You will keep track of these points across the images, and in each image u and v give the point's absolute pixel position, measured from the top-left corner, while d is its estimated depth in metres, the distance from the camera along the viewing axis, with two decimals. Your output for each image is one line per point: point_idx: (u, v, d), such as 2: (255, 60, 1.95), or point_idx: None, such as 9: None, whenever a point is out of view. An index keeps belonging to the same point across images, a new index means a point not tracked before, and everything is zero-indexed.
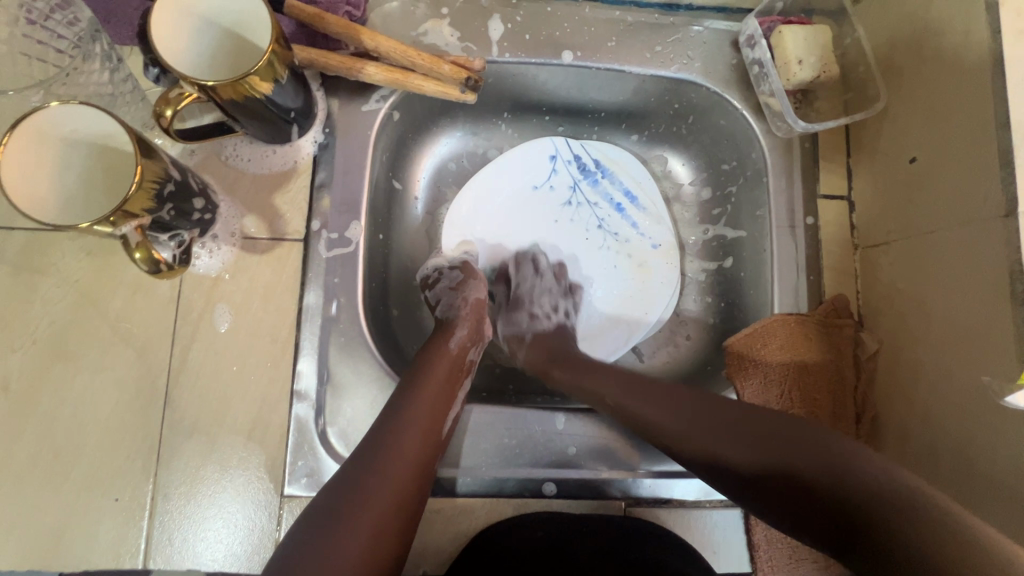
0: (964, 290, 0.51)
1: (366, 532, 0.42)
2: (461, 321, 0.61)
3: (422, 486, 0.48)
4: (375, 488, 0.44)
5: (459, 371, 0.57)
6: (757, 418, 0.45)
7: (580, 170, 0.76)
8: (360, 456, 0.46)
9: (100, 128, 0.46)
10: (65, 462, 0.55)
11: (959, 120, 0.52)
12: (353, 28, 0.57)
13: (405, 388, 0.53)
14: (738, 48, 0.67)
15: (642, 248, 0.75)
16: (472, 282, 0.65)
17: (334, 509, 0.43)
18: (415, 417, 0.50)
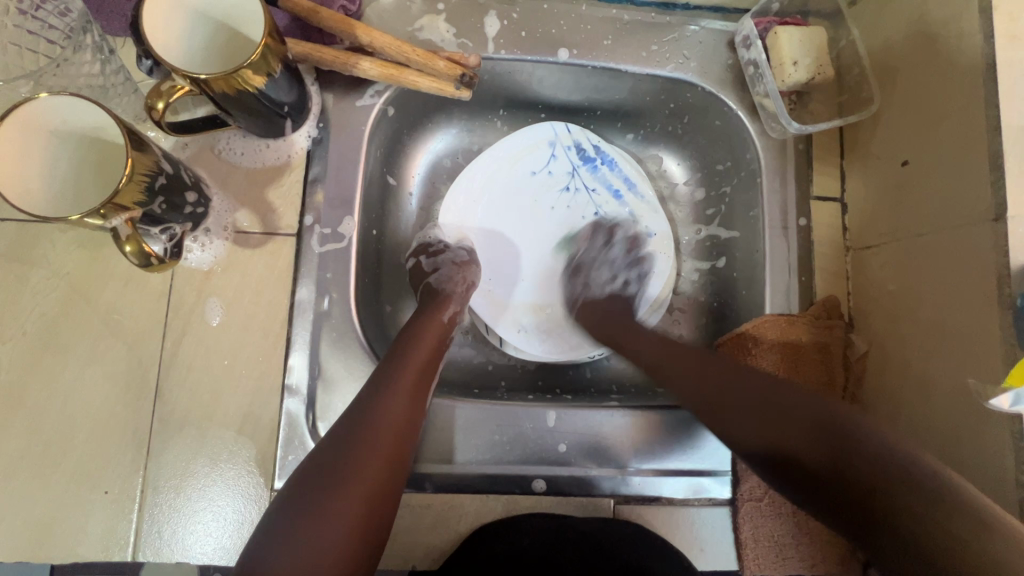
0: (952, 292, 0.51)
1: (360, 493, 0.43)
2: (455, 297, 0.63)
3: (412, 449, 0.48)
4: (366, 450, 0.45)
5: (445, 338, 0.58)
6: (787, 399, 0.45)
7: (580, 156, 0.75)
8: (346, 420, 0.47)
9: (92, 120, 0.46)
10: (55, 455, 0.54)
11: (951, 124, 0.53)
12: (348, 23, 0.57)
13: (391, 355, 0.53)
14: (734, 49, 0.67)
15: (637, 235, 0.74)
16: (473, 266, 0.68)
17: (324, 476, 0.43)
18: (402, 382, 0.50)
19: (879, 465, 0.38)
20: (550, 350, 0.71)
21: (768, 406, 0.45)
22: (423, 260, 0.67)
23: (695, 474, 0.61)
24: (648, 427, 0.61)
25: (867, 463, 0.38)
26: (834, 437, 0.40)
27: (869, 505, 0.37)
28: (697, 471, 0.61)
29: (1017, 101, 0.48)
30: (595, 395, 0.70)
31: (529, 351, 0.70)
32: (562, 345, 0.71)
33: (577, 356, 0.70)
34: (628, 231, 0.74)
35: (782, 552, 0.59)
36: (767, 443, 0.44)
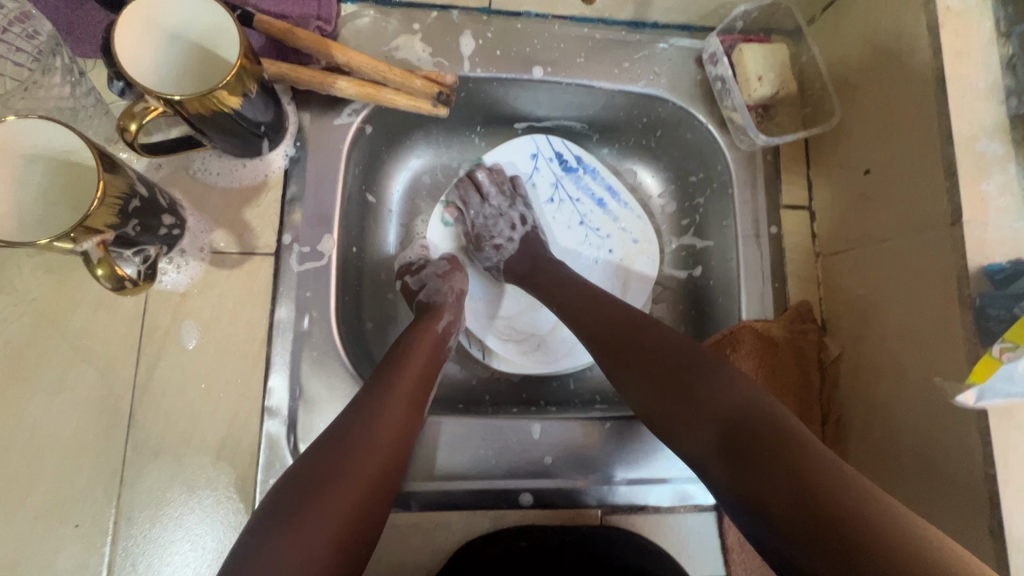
0: (916, 295, 0.54)
1: (351, 499, 0.42)
2: (448, 307, 0.63)
3: (407, 458, 0.49)
4: (358, 454, 0.45)
5: (441, 345, 0.59)
6: (725, 399, 0.44)
7: (563, 168, 0.78)
8: (341, 422, 0.47)
9: (60, 143, 0.45)
10: (20, 489, 0.52)
11: (905, 134, 0.56)
12: (324, 43, 0.57)
13: (391, 361, 0.54)
14: (702, 65, 0.69)
15: (620, 245, 0.77)
16: (456, 273, 0.68)
17: (314, 481, 0.42)
18: (400, 388, 0.51)
19: (807, 476, 0.37)
20: (542, 361, 0.71)
21: (687, 395, 0.46)
22: (409, 279, 0.67)
23: (680, 481, 0.61)
24: (629, 438, 0.62)
25: (781, 457, 0.39)
26: (753, 429, 0.41)
27: (778, 507, 0.37)
28: (681, 479, 0.61)
29: (965, 112, 0.51)
30: (580, 406, 0.70)
31: (521, 365, 0.70)
32: (553, 354, 0.72)
33: (568, 365, 0.71)
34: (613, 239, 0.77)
35: None
36: (703, 440, 0.44)
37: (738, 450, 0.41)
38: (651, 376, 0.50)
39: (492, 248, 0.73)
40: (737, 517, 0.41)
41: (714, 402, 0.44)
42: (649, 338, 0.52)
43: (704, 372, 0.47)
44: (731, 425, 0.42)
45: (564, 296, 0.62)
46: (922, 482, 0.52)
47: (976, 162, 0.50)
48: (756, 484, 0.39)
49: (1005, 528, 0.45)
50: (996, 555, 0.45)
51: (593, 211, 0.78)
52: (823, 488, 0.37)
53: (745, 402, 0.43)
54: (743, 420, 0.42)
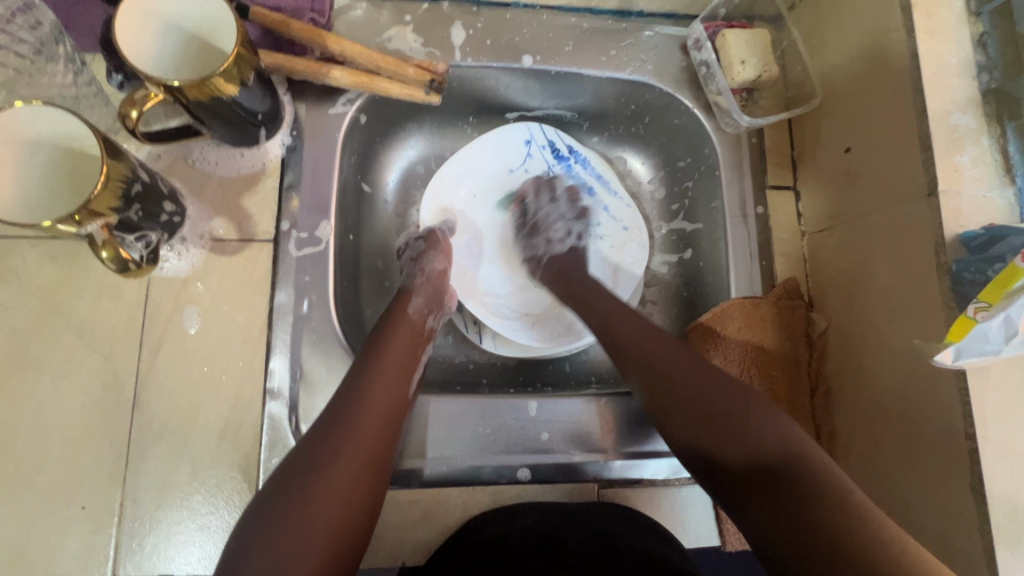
0: (897, 265, 0.55)
1: (338, 488, 0.43)
2: (415, 288, 0.63)
3: (394, 446, 0.50)
4: (342, 446, 0.45)
5: (420, 338, 0.59)
6: (763, 436, 0.46)
7: (555, 155, 0.79)
8: (330, 413, 0.48)
9: (63, 130, 0.46)
10: (27, 473, 0.53)
11: (882, 112, 0.58)
12: (318, 33, 0.59)
13: (369, 352, 0.54)
14: (687, 51, 0.71)
15: (609, 232, 0.78)
16: (432, 253, 0.68)
17: (305, 471, 0.44)
18: (385, 381, 0.52)
19: (839, 517, 0.40)
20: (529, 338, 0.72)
21: (725, 435, 0.48)
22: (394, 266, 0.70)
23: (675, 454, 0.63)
24: (624, 414, 0.63)
25: (823, 499, 0.41)
26: (797, 474, 0.43)
27: (819, 547, 0.39)
28: None
29: (938, 87, 0.53)
30: (576, 387, 0.72)
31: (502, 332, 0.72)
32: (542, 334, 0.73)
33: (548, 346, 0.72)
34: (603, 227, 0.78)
35: None
36: (744, 477, 0.46)
37: (783, 492, 0.43)
38: (690, 413, 0.51)
39: (543, 240, 0.74)
40: (766, 556, 0.42)
41: (765, 444, 0.46)
42: (686, 370, 0.53)
43: (745, 410, 0.48)
44: (780, 467, 0.44)
45: (607, 317, 0.62)
46: (907, 446, 0.54)
47: (950, 135, 0.52)
48: (806, 518, 0.41)
49: (985, 485, 0.46)
50: (977, 511, 0.47)
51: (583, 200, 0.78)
52: (842, 520, 0.40)
53: (787, 447, 0.45)
54: (788, 465, 0.44)
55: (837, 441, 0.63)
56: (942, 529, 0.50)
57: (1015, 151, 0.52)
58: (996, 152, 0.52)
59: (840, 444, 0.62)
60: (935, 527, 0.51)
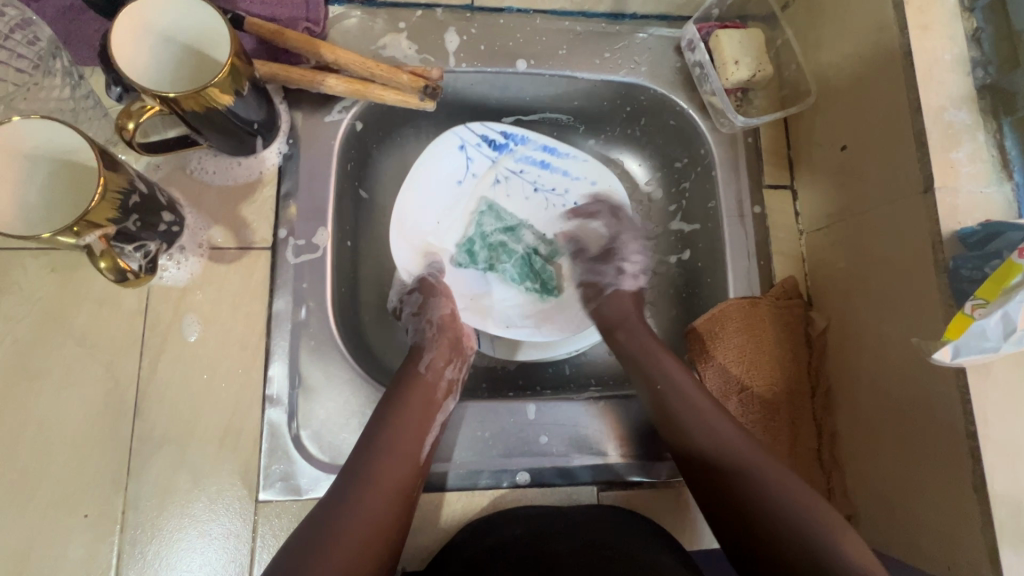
0: (895, 263, 0.55)
1: (343, 557, 0.45)
2: (426, 344, 0.63)
3: (407, 512, 0.51)
4: (353, 518, 0.47)
5: (436, 392, 0.59)
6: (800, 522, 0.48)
7: (492, 147, 0.76)
8: (344, 477, 0.50)
9: (62, 143, 0.47)
10: (31, 481, 0.54)
11: (877, 109, 0.58)
12: (313, 43, 0.59)
13: (383, 416, 0.54)
14: (681, 53, 0.72)
15: (584, 196, 0.78)
16: (432, 300, 0.66)
17: (313, 539, 0.46)
18: (394, 445, 0.53)
19: None
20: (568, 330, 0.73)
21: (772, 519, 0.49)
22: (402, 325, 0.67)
23: None
24: (625, 416, 0.64)
25: None
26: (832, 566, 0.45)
27: None
28: None
29: (933, 83, 0.52)
30: (576, 389, 0.71)
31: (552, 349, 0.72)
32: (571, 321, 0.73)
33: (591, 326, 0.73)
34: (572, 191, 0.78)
35: None
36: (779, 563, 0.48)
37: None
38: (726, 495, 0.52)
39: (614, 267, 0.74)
40: None
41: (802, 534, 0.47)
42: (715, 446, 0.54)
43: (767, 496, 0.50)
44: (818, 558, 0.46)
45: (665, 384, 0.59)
46: (909, 444, 0.53)
47: (945, 131, 0.52)
48: None
49: (987, 483, 0.46)
50: (980, 510, 0.46)
51: (540, 176, 0.78)
52: None
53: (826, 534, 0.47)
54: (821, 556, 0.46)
55: (839, 441, 0.62)
56: (945, 528, 0.50)
57: (1012, 147, 0.52)
58: (993, 148, 0.52)
59: (843, 444, 0.62)
60: (938, 526, 0.50)
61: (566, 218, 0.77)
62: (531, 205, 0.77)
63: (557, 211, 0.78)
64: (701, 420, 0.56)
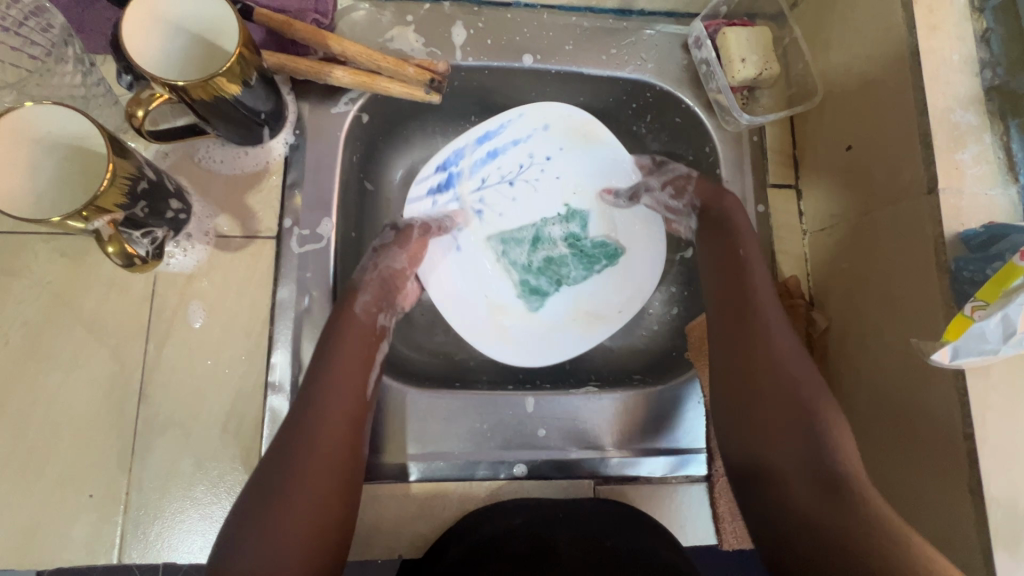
0: (897, 263, 0.55)
1: (297, 515, 0.46)
2: (364, 287, 0.61)
3: (357, 456, 0.51)
4: (298, 475, 0.47)
5: (370, 336, 0.58)
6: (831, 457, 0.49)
7: (445, 186, 0.73)
8: (281, 435, 0.50)
9: (73, 129, 0.48)
10: (39, 461, 0.55)
11: (883, 109, 0.57)
12: (320, 34, 0.60)
13: (316, 365, 0.54)
14: (688, 50, 0.71)
15: (552, 143, 0.75)
16: (390, 249, 0.66)
17: (263, 497, 0.46)
18: (326, 393, 0.52)
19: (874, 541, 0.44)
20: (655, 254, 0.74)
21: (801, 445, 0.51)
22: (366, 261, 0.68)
23: (671, 451, 0.63)
24: (622, 410, 0.64)
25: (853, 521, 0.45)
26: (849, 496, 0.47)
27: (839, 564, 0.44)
28: (673, 449, 0.63)
29: (940, 84, 0.52)
30: (575, 384, 0.71)
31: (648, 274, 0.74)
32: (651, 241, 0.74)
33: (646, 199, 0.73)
34: (536, 148, 0.75)
35: None
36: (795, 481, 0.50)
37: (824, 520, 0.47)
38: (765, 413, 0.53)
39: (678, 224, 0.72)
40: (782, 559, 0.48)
41: (810, 464, 0.50)
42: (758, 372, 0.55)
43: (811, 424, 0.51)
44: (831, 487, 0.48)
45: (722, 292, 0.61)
46: (906, 446, 0.53)
47: (951, 132, 0.52)
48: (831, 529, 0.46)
49: (983, 485, 0.46)
50: (975, 511, 0.46)
51: (500, 166, 0.75)
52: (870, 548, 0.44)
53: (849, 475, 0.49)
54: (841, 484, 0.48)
55: None
56: (940, 529, 0.50)
57: (1019, 149, 0.52)
58: (998, 150, 0.52)
59: None
60: (933, 526, 0.50)
61: (558, 176, 0.75)
62: (520, 193, 0.75)
63: (542, 176, 0.75)
64: (775, 370, 0.54)
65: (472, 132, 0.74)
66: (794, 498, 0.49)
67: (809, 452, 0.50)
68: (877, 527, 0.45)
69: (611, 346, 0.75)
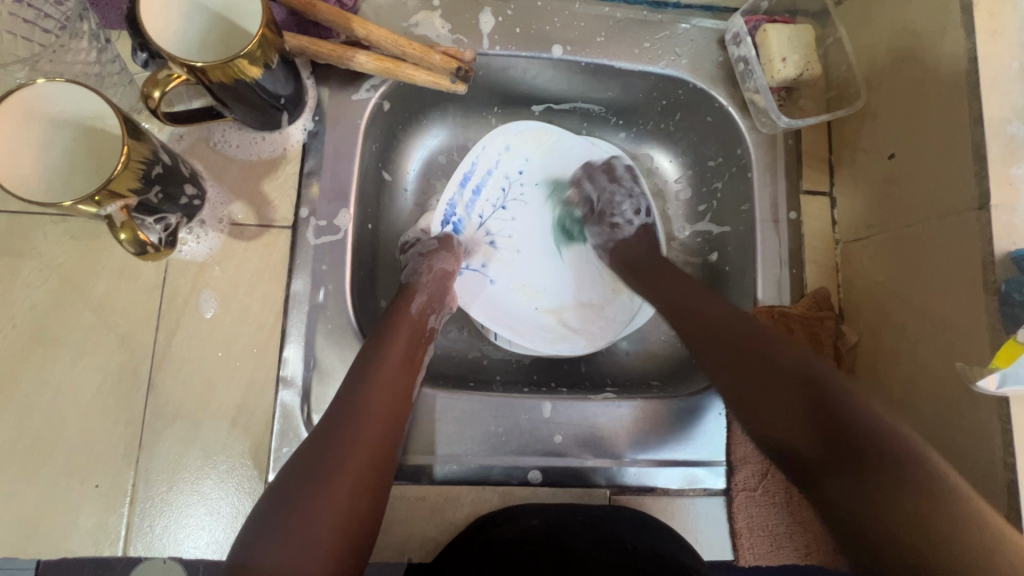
0: (939, 280, 0.53)
1: (341, 491, 0.44)
2: (421, 288, 0.61)
3: (395, 443, 0.49)
4: (344, 453, 0.45)
5: (420, 334, 0.58)
6: (842, 414, 0.46)
7: (456, 230, 0.72)
8: (329, 415, 0.48)
9: (88, 109, 0.46)
10: (45, 448, 0.54)
11: (933, 117, 0.54)
12: (344, 16, 0.57)
13: (369, 352, 0.53)
14: (725, 46, 0.68)
15: (520, 158, 0.75)
16: (441, 253, 0.66)
17: (305, 475, 0.44)
18: (378, 376, 0.51)
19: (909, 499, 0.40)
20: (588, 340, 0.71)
21: (805, 415, 0.48)
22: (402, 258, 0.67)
23: (690, 463, 0.61)
24: (641, 418, 0.62)
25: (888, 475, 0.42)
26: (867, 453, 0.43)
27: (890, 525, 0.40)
28: (692, 461, 0.61)
29: (998, 94, 0.49)
30: (591, 387, 0.69)
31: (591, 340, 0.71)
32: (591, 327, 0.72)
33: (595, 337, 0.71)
34: (507, 166, 0.75)
35: (775, 540, 0.59)
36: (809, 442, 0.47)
37: (853, 473, 0.43)
38: (769, 389, 0.51)
39: (609, 224, 0.73)
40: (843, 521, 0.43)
41: (826, 418, 0.46)
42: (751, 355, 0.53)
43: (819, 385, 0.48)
44: (846, 447, 0.44)
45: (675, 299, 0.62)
46: None
47: (1008, 145, 0.49)
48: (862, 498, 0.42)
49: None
50: None
51: (487, 199, 0.74)
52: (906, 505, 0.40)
53: (872, 420, 0.45)
54: (858, 439, 0.44)
55: None
56: None
57: None
58: None
59: None
60: None
61: (537, 184, 0.76)
62: (517, 211, 0.75)
63: (521, 190, 0.76)
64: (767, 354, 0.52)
65: (452, 181, 0.72)
66: (837, 470, 0.44)
67: (822, 403, 0.47)
68: (937, 490, 0.40)
69: (627, 350, 0.74)
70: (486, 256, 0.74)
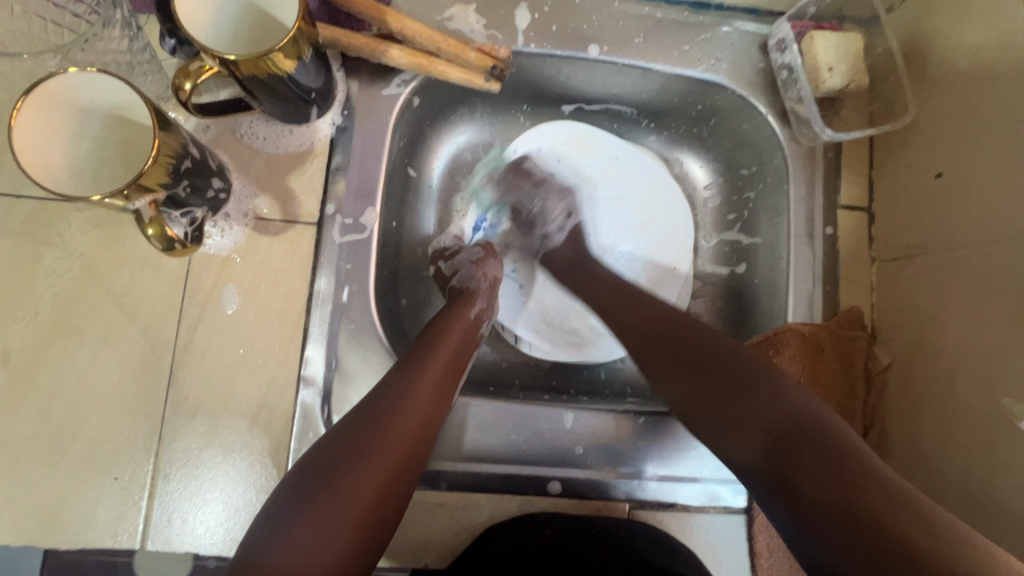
0: (986, 308, 0.51)
1: (371, 483, 0.42)
2: (481, 294, 0.62)
3: (430, 444, 0.48)
4: (382, 444, 0.43)
5: (471, 337, 0.57)
6: (778, 406, 0.44)
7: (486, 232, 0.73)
8: (368, 401, 0.47)
9: (117, 99, 0.45)
10: (65, 438, 0.54)
11: (988, 139, 0.52)
12: (379, 9, 0.55)
13: (420, 348, 0.52)
14: (767, 52, 0.66)
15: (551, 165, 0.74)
16: (489, 259, 0.66)
17: (336, 461, 0.42)
18: (427, 372, 0.50)
19: (853, 480, 0.37)
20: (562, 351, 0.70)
21: (742, 413, 0.45)
22: (443, 265, 0.66)
23: (711, 481, 0.60)
24: (663, 432, 0.61)
25: (827, 458, 0.39)
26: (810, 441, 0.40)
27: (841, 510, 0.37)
28: (713, 479, 0.61)
29: None
30: (611, 397, 0.68)
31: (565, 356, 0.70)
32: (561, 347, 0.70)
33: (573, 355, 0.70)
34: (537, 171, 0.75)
35: None
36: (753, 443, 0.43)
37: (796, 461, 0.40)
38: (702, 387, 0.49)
39: (540, 235, 0.71)
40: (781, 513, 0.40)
41: (775, 412, 0.43)
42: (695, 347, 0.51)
43: (761, 381, 0.46)
44: (789, 436, 0.41)
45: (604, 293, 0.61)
46: (974, 505, 0.50)
47: None
48: (805, 484, 0.39)
49: None
50: None
51: None
52: (832, 482, 0.38)
53: (802, 413, 0.42)
54: (800, 428, 0.41)
55: None
56: None
57: None
58: None
59: None
60: None
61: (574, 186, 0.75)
62: None
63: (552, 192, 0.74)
64: (710, 349, 0.51)
65: None
66: (786, 458, 0.41)
67: (764, 398, 0.45)
68: (881, 480, 0.37)
69: None
70: (515, 261, 0.74)
